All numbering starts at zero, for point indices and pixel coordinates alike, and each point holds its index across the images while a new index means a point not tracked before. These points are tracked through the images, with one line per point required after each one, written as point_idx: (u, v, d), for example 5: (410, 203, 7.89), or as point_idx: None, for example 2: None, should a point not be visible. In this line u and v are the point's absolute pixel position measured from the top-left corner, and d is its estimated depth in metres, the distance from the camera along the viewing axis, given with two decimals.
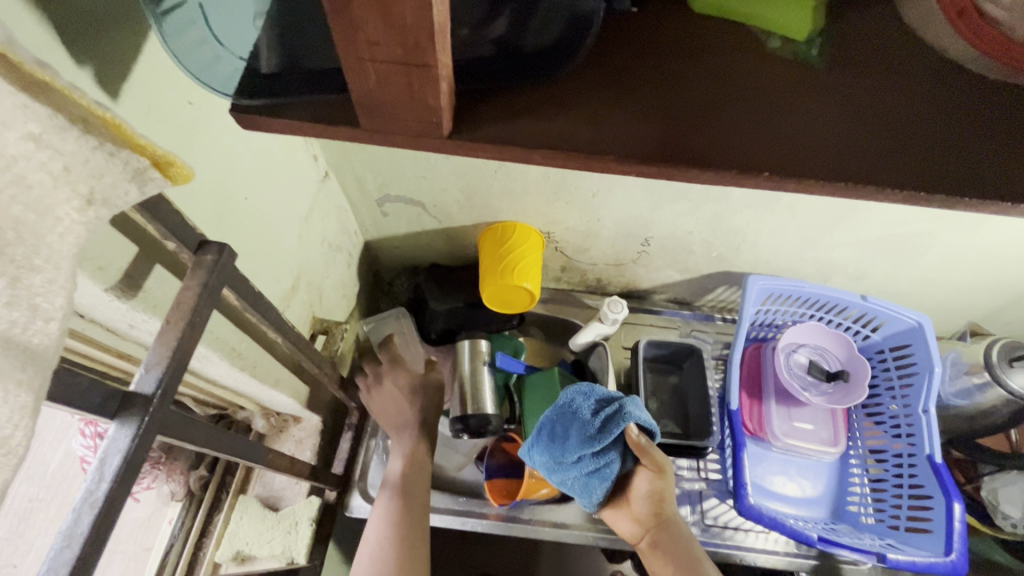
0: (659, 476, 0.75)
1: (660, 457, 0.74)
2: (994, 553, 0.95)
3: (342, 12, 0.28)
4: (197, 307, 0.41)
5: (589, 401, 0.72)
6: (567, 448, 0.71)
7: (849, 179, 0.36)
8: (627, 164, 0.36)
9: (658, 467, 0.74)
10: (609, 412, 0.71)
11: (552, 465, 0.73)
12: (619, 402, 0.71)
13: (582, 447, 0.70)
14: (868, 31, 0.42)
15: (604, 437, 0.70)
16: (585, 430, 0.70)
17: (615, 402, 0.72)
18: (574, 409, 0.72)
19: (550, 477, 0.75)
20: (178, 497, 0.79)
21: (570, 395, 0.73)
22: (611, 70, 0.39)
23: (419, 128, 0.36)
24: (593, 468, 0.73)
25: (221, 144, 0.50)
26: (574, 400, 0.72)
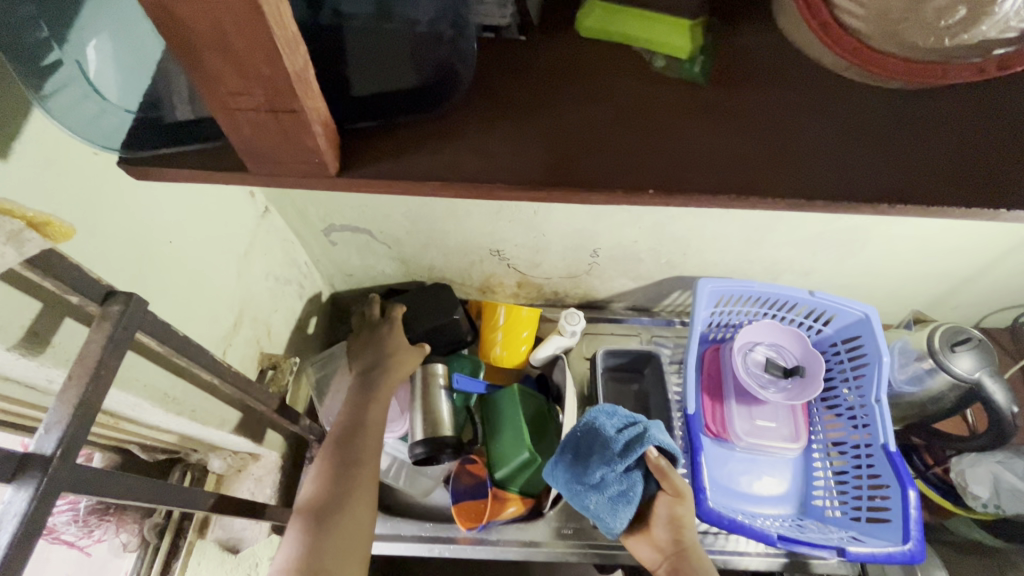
0: (677, 498, 0.71)
1: (678, 477, 0.71)
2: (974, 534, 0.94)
3: (199, 65, 0.28)
4: (103, 359, 0.40)
5: (613, 420, 0.74)
6: (588, 466, 0.72)
7: (731, 191, 0.37)
8: (515, 190, 0.37)
9: (674, 485, 0.71)
10: (632, 431, 0.72)
11: (574, 485, 0.73)
12: (642, 423, 0.73)
13: (603, 463, 0.71)
14: (751, 46, 0.43)
15: (627, 455, 0.70)
16: (606, 446, 0.72)
17: (638, 423, 0.74)
18: (596, 427, 0.74)
19: (572, 502, 0.74)
20: (131, 547, 0.76)
21: (593, 414, 0.75)
22: (500, 100, 0.40)
23: (306, 170, 0.36)
24: (616, 491, 0.72)
25: (135, 191, 0.50)
26: (596, 417, 0.74)
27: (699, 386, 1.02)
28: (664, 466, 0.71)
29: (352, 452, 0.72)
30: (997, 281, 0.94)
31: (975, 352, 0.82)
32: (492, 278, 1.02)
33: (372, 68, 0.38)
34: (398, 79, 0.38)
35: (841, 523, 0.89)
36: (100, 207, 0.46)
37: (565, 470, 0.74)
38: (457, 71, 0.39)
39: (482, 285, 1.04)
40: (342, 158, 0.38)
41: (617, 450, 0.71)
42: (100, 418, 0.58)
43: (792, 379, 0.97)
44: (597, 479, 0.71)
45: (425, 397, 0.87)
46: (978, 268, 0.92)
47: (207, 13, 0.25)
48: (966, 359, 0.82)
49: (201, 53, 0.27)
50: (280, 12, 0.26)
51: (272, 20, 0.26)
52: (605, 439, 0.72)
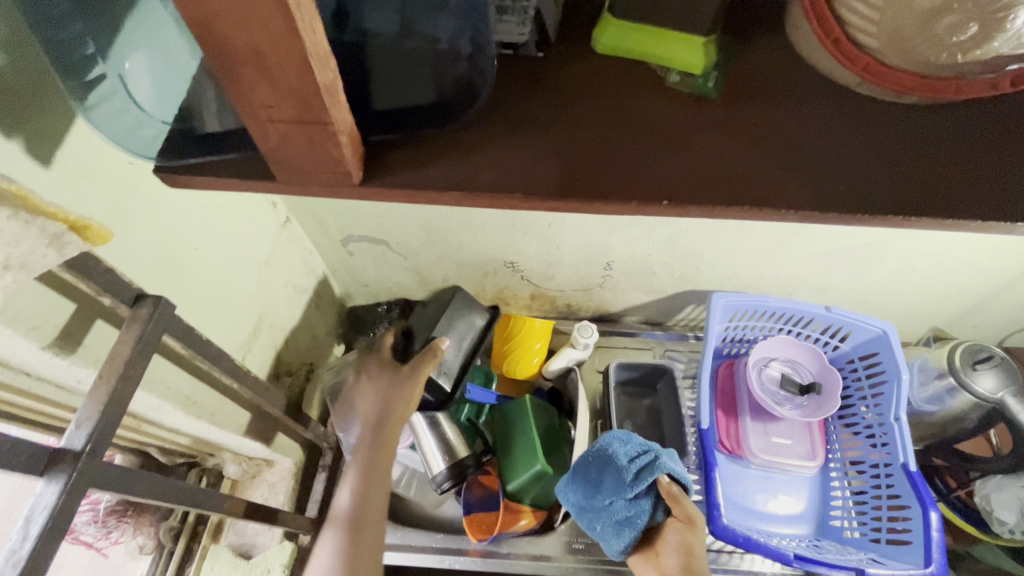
0: (688, 524, 0.66)
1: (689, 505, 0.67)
2: (1002, 562, 0.91)
3: (235, 78, 0.30)
4: (132, 359, 0.42)
5: (627, 447, 0.73)
6: (600, 491, 0.71)
7: (744, 202, 0.38)
8: (532, 199, 0.38)
9: (684, 511, 0.67)
10: (644, 460, 0.71)
11: (584, 505, 0.74)
12: (656, 453, 0.72)
13: (614, 489, 0.70)
14: (764, 62, 0.44)
15: (637, 485, 0.69)
16: (616, 474, 0.70)
17: (653, 453, 0.72)
18: (608, 453, 0.73)
19: (580, 521, 0.75)
20: (147, 549, 0.77)
21: (608, 440, 0.74)
22: (516, 114, 0.41)
23: (330, 180, 0.38)
24: (624, 517, 0.70)
25: (165, 200, 0.52)
26: (610, 443, 0.73)
27: (714, 401, 1.01)
28: (676, 491, 0.68)
29: (382, 457, 0.70)
30: (1019, 299, 0.93)
31: (997, 371, 0.81)
32: (505, 290, 1.03)
33: (392, 82, 0.40)
34: (416, 95, 0.40)
35: (860, 545, 0.87)
36: (132, 213, 0.48)
37: (578, 490, 0.74)
38: (476, 86, 0.40)
39: (496, 296, 1.05)
40: (365, 168, 0.39)
41: (629, 478, 0.70)
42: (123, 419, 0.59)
43: (808, 396, 0.96)
44: (607, 503, 0.70)
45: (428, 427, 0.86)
46: (999, 286, 0.90)
47: (246, 30, 0.27)
48: (989, 378, 0.80)
49: (237, 66, 0.29)
50: (313, 30, 0.28)
51: (304, 36, 0.27)
52: (617, 466, 0.71)
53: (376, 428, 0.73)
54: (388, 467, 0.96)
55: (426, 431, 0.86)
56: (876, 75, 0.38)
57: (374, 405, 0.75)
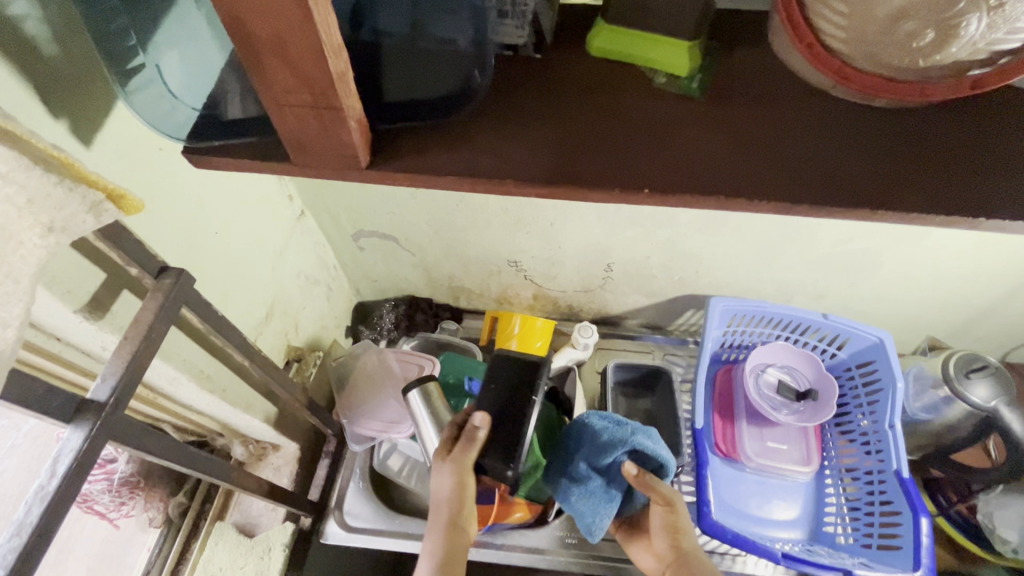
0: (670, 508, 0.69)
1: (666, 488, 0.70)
2: None
3: (261, 67, 0.34)
4: (154, 324, 0.45)
5: (603, 420, 0.76)
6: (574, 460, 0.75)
7: (720, 192, 0.41)
8: (525, 185, 0.41)
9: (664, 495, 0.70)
10: (618, 431, 0.73)
11: (561, 479, 0.76)
12: (631, 426, 0.74)
13: (587, 458, 0.73)
14: (747, 66, 0.47)
15: (608, 454, 0.71)
16: (593, 443, 0.73)
17: (628, 426, 0.74)
18: (586, 425, 0.76)
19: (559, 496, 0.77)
20: (156, 523, 0.81)
21: (586, 413, 0.78)
22: (512, 108, 0.45)
23: (341, 164, 0.41)
24: (600, 490, 0.73)
25: (190, 184, 0.57)
26: (588, 416, 0.77)
27: (711, 405, 1.02)
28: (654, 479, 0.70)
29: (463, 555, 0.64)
30: (1019, 312, 0.93)
31: (991, 380, 0.81)
32: (509, 289, 1.06)
33: (410, 78, 0.44)
34: (432, 87, 0.44)
35: (852, 550, 0.88)
36: (161, 194, 0.53)
37: (556, 464, 0.77)
38: (477, 81, 0.44)
39: (499, 295, 1.08)
40: (372, 154, 0.43)
41: (602, 447, 0.72)
42: (141, 390, 0.63)
43: (805, 402, 0.97)
44: (581, 474, 0.73)
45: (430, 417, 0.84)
46: (998, 297, 0.91)
47: (270, 21, 0.31)
48: (982, 387, 0.81)
49: (261, 55, 0.33)
50: (327, 24, 0.32)
51: (320, 28, 0.31)
52: (593, 436, 0.74)
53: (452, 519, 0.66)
54: (389, 457, 0.97)
55: (426, 420, 0.85)
56: (837, 73, 0.40)
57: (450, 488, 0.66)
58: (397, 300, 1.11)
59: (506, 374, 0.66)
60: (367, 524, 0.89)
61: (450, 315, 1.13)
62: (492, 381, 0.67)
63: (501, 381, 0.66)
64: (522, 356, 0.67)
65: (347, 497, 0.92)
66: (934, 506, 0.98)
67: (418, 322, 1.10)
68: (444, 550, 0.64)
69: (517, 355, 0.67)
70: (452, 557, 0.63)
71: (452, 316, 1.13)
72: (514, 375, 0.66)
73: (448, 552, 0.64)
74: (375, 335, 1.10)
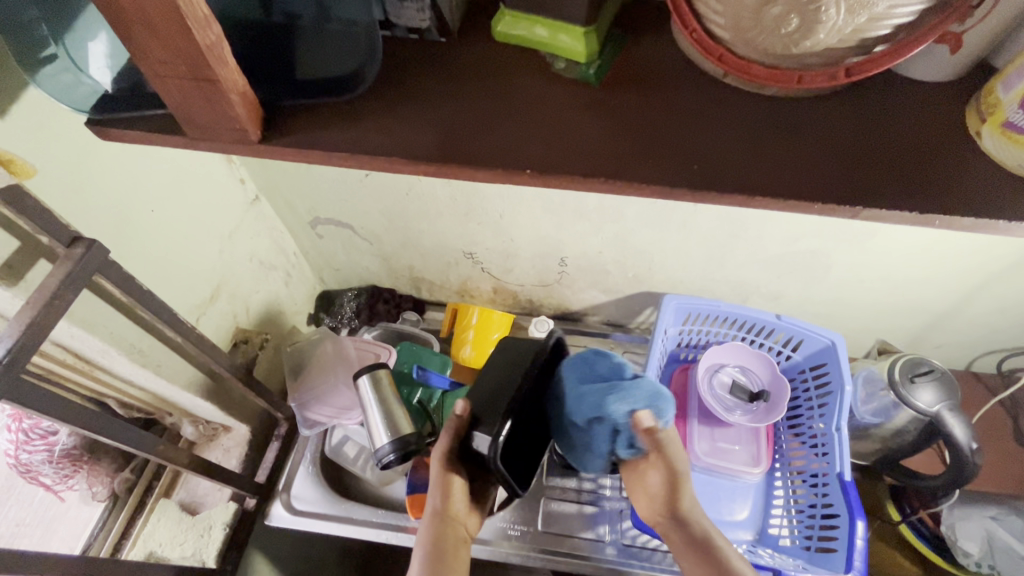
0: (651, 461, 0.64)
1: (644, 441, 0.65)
2: None
3: (135, 37, 0.35)
4: (58, 291, 0.47)
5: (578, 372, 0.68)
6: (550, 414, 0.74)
7: (599, 175, 0.41)
8: (411, 163, 0.42)
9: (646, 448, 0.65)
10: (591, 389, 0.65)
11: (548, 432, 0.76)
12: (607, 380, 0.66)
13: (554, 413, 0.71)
14: (646, 54, 0.47)
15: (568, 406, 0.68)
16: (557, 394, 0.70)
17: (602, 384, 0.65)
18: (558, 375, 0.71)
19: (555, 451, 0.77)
20: (101, 497, 0.83)
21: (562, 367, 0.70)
22: (410, 90, 0.46)
23: (231, 137, 0.43)
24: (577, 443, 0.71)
25: (120, 161, 0.58)
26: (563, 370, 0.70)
27: None
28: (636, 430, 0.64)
29: (453, 546, 0.61)
30: (975, 318, 0.92)
31: (935, 385, 0.81)
32: (468, 282, 1.07)
33: (321, 57, 0.45)
34: (335, 67, 0.45)
35: (794, 553, 0.87)
36: (86, 170, 0.55)
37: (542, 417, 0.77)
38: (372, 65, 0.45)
39: (460, 288, 1.09)
40: (266, 130, 0.44)
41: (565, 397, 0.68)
42: (74, 362, 0.65)
43: (759, 402, 0.96)
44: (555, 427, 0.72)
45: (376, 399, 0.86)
46: (953, 303, 0.90)
47: None
48: (927, 392, 0.80)
49: (131, 24, 0.34)
50: None
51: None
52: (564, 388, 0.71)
53: (442, 520, 0.63)
54: (343, 445, 0.98)
55: (374, 407, 0.86)
56: (717, 59, 0.42)
57: (440, 485, 0.64)
58: (359, 290, 1.12)
59: (516, 356, 0.69)
60: (313, 508, 0.90)
61: (412, 307, 1.14)
62: (501, 361, 0.69)
63: (511, 362, 0.68)
64: (536, 339, 0.69)
65: (295, 482, 0.92)
66: (898, 515, 0.96)
67: (378, 312, 1.10)
68: (435, 545, 0.61)
69: (527, 339, 0.70)
70: (443, 552, 0.60)
71: (414, 308, 1.14)
72: (521, 355, 0.68)
73: (439, 544, 0.61)
74: (335, 323, 1.11)
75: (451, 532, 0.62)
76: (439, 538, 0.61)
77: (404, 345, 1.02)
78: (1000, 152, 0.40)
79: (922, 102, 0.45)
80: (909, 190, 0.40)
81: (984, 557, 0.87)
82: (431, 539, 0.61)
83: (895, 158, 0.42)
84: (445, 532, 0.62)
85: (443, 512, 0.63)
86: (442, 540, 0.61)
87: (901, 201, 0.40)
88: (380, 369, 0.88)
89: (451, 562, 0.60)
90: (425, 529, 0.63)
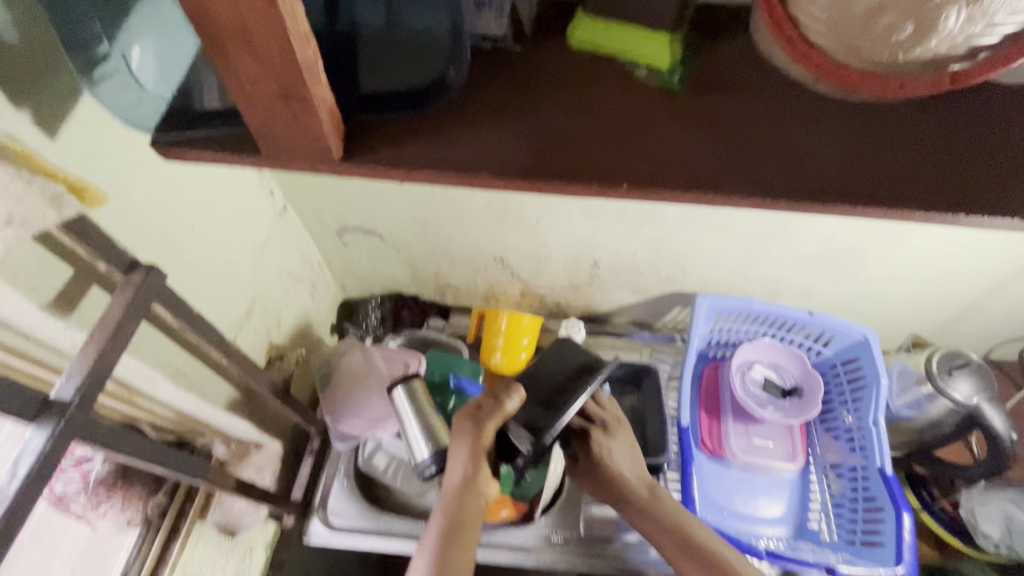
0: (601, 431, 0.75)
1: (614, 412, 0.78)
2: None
3: (226, 55, 0.33)
4: (122, 321, 0.44)
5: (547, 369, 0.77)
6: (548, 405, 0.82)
7: (700, 188, 0.40)
8: (501, 178, 0.41)
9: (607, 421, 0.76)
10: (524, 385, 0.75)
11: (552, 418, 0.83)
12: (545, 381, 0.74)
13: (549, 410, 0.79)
14: (729, 60, 0.46)
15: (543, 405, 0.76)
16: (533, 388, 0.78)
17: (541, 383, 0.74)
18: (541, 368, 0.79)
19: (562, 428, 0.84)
20: (135, 523, 0.79)
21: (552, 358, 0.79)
22: (489, 101, 0.44)
23: (311, 155, 0.40)
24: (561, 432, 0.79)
25: (164, 178, 0.55)
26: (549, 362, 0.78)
27: (697, 401, 1.02)
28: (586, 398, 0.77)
29: (472, 517, 0.65)
30: (1002, 309, 0.94)
31: (973, 377, 0.82)
32: (496, 286, 1.05)
33: (392, 64, 0.43)
34: (414, 75, 0.43)
35: (836, 547, 0.88)
36: (133, 189, 0.52)
37: None
38: (451, 77, 0.44)
39: (486, 292, 1.08)
40: (346, 147, 0.42)
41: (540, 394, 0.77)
42: (115, 388, 0.62)
43: (791, 398, 0.97)
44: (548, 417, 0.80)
45: (414, 412, 0.83)
46: (982, 295, 0.91)
47: (232, 5, 0.30)
48: (965, 384, 0.81)
49: (224, 42, 0.32)
50: (293, 11, 0.31)
51: (284, 16, 0.30)
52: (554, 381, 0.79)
53: (465, 494, 0.65)
54: (375, 456, 0.96)
55: (412, 418, 0.84)
56: (813, 65, 0.41)
57: (465, 462, 0.65)
58: (383, 297, 1.10)
59: (570, 368, 0.76)
60: (351, 523, 0.89)
61: (437, 312, 1.12)
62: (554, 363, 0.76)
63: (567, 373, 0.75)
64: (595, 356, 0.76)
65: (331, 497, 0.91)
66: (917, 504, 0.98)
67: (404, 318, 1.09)
68: (453, 514, 0.65)
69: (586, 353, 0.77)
70: (460, 524, 0.64)
71: (438, 313, 1.12)
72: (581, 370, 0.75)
73: (457, 516, 0.64)
74: (360, 333, 1.08)
75: (470, 507, 0.65)
76: (460, 509, 0.65)
77: (432, 352, 1.00)
78: None
79: (1008, 105, 0.44)
80: (1011, 197, 0.40)
81: (1004, 538, 0.87)
82: (448, 507, 0.65)
83: (992, 165, 0.41)
84: (465, 506, 0.65)
85: (467, 486, 0.65)
86: (460, 513, 0.64)
87: (1004, 209, 0.40)
88: (414, 381, 0.86)
89: (465, 534, 0.65)
90: (448, 497, 0.66)
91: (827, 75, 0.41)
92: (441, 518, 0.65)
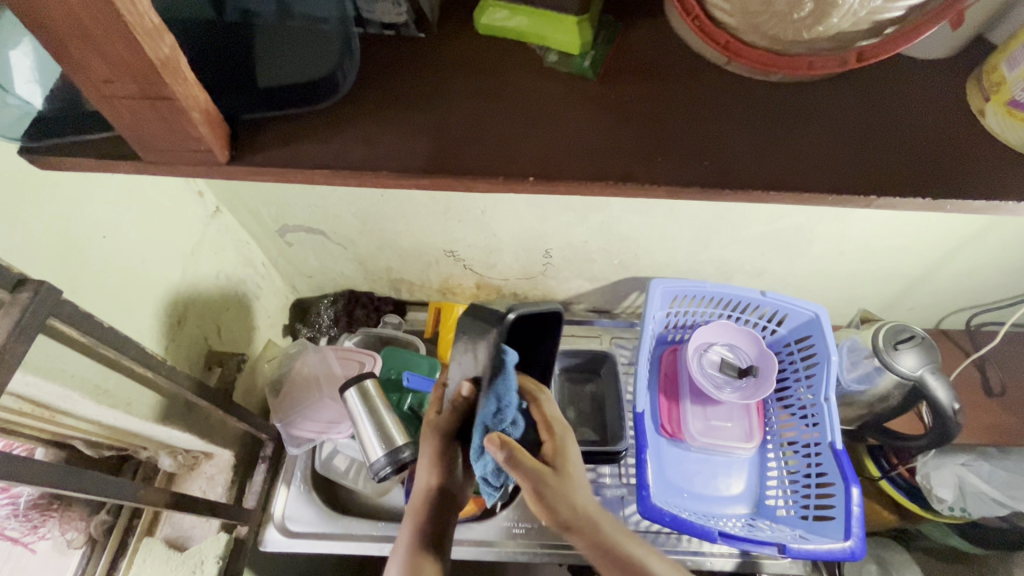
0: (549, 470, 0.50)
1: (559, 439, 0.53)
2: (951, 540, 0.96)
3: (71, 54, 0.31)
4: (7, 343, 0.41)
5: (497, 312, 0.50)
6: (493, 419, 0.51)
7: (607, 178, 0.39)
8: (401, 175, 0.40)
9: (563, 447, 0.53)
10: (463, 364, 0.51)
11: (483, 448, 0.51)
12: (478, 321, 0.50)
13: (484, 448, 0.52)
14: (641, 42, 0.45)
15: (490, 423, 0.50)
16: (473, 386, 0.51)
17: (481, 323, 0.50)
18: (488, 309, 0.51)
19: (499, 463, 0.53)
20: (77, 544, 0.77)
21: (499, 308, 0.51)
22: (390, 95, 0.43)
23: (196, 158, 0.40)
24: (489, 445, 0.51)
25: (59, 190, 0.52)
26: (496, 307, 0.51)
27: (656, 386, 1.02)
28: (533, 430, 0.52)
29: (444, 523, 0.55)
30: (946, 281, 0.95)
31: (917, 350, 0.82)
32: (450, 279, 1.03)
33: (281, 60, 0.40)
34: (304, 72, 0.41)
35: (792, 522, 0.89)
36: (23, 200, 0.49)
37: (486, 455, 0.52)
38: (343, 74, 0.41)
39: (442, 286, 1.05)
40: (234, 147, 0.41)
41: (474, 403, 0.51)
42: (31, 409, 0.60)
43: (747, 378, 0.96)
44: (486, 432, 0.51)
45: (366, 413, 0.78)
46: (927, 268, 0.92)
47: (62, 3, 0.28)
48: (910, 356, 0.82)
49: (67, 44, 0.31)
50: (133, 4, 0.29)
51: (120, 10, 0.28)
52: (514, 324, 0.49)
53: (437, 498, 0.55)
54: (334, 458, 0.93)
55: (366, 420, 0.79)
56: (720, 47, 0.39)
57: (433, 461, 0.55)
58: (336, 296, 1.07)
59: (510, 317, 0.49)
60: (309, 528, 0.85)
61: (393, 309, 1.09)
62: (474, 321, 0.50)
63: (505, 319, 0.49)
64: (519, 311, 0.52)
65: (287, 503, 0.87)
66: (877, 472, 0.98)
67: (357, 317, 1.05)
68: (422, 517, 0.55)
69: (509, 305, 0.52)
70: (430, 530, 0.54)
71: (394, 309, 1.09)
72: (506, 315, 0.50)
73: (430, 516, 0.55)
74: (313, 334, 1.06)
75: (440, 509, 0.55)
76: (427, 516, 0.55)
77: (384, 350, 0.96)
78: (1005, 132, 0.40)
79: (924, 81, 0.44)
80: (924, 175, 0.40)
81: (956, 500, 0.88)
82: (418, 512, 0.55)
83: (905, 142, 0.41)
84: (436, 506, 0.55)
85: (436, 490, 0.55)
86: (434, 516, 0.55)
87: (919, 191, 0.39)
88: (369, 380, 0.80)
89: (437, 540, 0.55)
90: (416, 501, 0.56)
91: (729, 53, 0.39)
92: (410, 526, 0.55)
